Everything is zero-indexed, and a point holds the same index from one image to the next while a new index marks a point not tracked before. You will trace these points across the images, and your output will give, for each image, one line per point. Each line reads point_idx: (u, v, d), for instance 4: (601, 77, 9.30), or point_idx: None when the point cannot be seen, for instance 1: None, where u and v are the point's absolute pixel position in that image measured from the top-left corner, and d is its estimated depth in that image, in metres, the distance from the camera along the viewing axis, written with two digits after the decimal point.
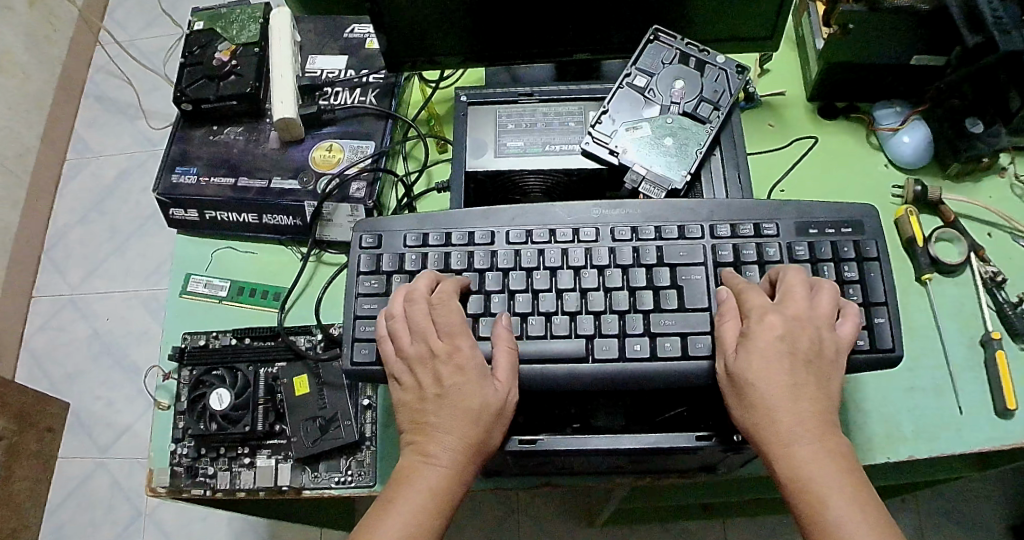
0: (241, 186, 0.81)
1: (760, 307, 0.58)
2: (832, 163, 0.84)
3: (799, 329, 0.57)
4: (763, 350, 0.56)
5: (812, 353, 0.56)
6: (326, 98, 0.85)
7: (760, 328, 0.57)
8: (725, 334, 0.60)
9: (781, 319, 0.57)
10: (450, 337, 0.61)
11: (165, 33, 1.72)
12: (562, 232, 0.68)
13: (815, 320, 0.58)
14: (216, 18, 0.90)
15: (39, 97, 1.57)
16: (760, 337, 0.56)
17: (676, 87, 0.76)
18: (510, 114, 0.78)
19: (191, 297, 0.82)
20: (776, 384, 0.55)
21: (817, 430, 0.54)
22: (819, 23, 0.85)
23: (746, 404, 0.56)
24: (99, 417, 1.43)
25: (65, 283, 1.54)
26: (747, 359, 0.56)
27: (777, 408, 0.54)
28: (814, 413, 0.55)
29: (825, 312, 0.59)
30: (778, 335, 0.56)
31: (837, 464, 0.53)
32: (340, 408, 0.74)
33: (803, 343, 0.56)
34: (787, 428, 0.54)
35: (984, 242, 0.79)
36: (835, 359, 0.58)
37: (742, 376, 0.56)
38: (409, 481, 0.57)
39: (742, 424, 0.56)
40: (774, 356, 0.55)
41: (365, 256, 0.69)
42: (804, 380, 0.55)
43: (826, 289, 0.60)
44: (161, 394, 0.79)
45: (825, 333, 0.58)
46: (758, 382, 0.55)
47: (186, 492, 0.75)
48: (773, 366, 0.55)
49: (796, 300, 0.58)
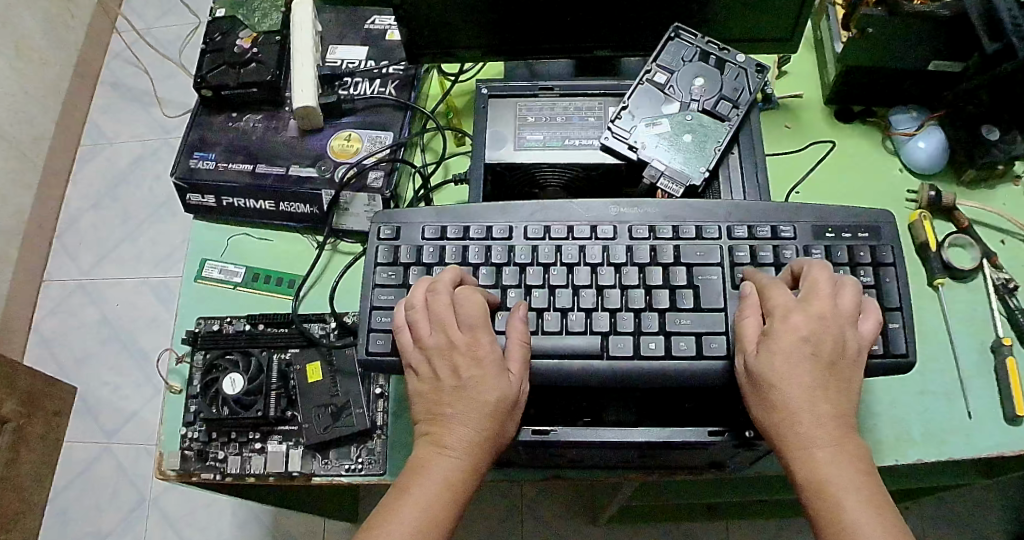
0: (259, 172, 0.82)
1: (782, 306, 0.58)
2: (847, 167, 0.84)
3: (824, 329, 0.57)
4: (785, 349, 0.56)
5: (834, 355, 0.56)
6: (346, 88, 0.86)
7: (783, 327, 0.57)
8: (747, 333, 0.59)
9: (806, 318, 0.57)
10: (482, 322, 0.61)
11: (181, 21, 1.73)
12: (580, 229, 0.68)
13: (839, 318, 0.58)
14: (238, 6, 0.92)
15: (56, 81, 1.57)
16: (783, 337, 0.56)
17: (697, 85, 0.76)
18: (530, 107, 0.78)
19: (206, 282, 0.83)
20: (797, 385, 0.55)
21: (836, 432, 0.54)
22: (838, 27, 0.86)
23: (766, 405, 0.56)
24: (107, 403, 1.44)
25: (76, 268, 1.54)
26: (770, 359, 0.56)
27: (797, 409, 0.55)
28: (833, 414, 0.55)
29: (848, 310, 0.58)
30: (800, 337, 0.56)
31: (855, 465, 0.53)
32: (351, 396, 0.75)
33: (827, 346, 0.56)
34: (806, 430, 0.54)
35: (997, 248, 0.80)
36: (856, 358, 0.58)
37: (764, 375, 0.56)
38: (437, 467, 0.57)
39: (761, 424, 0.57)
40: (796, 356, 0.56)
41: (383, 248, 0.69)
42: (824, 381, 0.56)
43: (850, 285, 0.59)
44: (173, 377, 0.79)
45: (848, 332, 0.58)
46: (780, 382, 0.55)
47: (195, 476, 0.75)
48: (796, 367, 0.55)
49: (821, 298, 0.58)
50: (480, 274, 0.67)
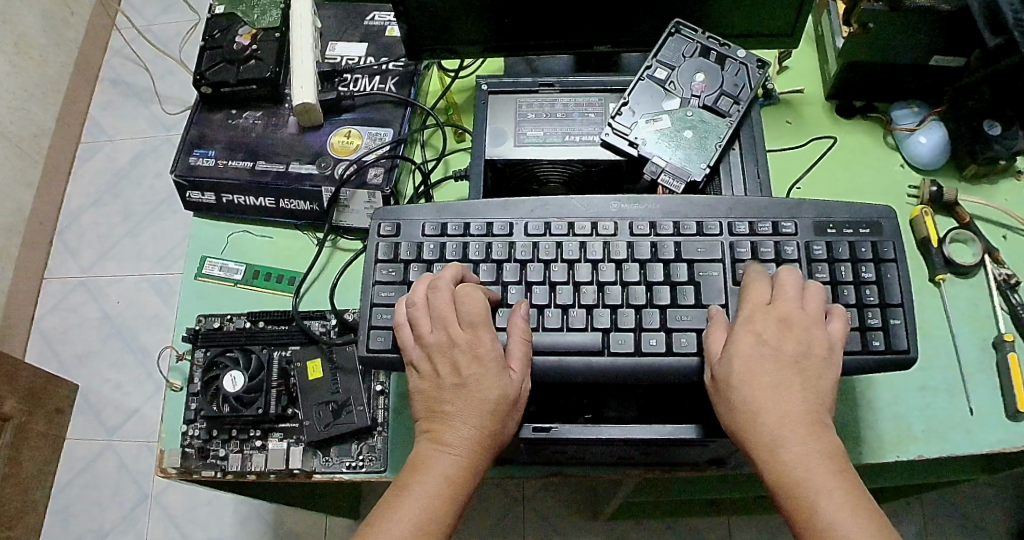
0: (258, 169, 0.82)
1: (747, 314, 0.60)
2: (849, 163, 0.84)
3: (785, 334, 0.58)
4: (743, 354, 0.57)
5: (798, 357, 0.57)
6: (346, 85, 0.86)
7: (742, 333, 0.58)
8: (713, 344, 0.60)
9: (765, 324, 0.58)
10: (462, 322, 0.62)
11: (182, 18, 1.72)
12: (580, 225, 0.68)
13: (803, 321, 0.58)
14: (236, 3, 0.90)
15: (56, 78, 1.57)
16: (742, 343, 0.58)
17: (697, 81, 0.75)
18: (531, 104, 0.78)
19: (207, 279, 0.83)
20: (759, 386, 0.56)
21: (806, 431, 0.54)
22: (839, 22, 0.85)
23: (732, 409, 0.56)
24: (107, 400, 1.44)
25: (77, 265, 1.54)
26: (730, 363, 0.57)
27: (761, 409, 0.55)
28: (801, 414, 0.55)
29: (814, 313, 0.59)
30: (758, 341, 0.58)
31: (827, 462, 0.53)
32: (352, 393, 0.75)
33: (788, 349, 0.57)
34: (771, 430, 0.54)
35: (999, 244, 0.80)
36: (828, 357, 0.58)
37: (724, 380, 0.57)
38: (414, 468, 0.58)
39: (729, 428, 0.57)
40: (756, 359, 0.57)
41: (383, 244, 0.69)
42: (789, 382, 0.56)
43: (816, 290, 0.61)
44: (174, 375, 0.79)
45: (814, 333, 0.58)
46: (741, 385, 0.56)
47: (196, 473, 0.75)
48: (756, 370, 0.56)
49: (785, 302, 0.59)
50: (480, 271, 0.67)
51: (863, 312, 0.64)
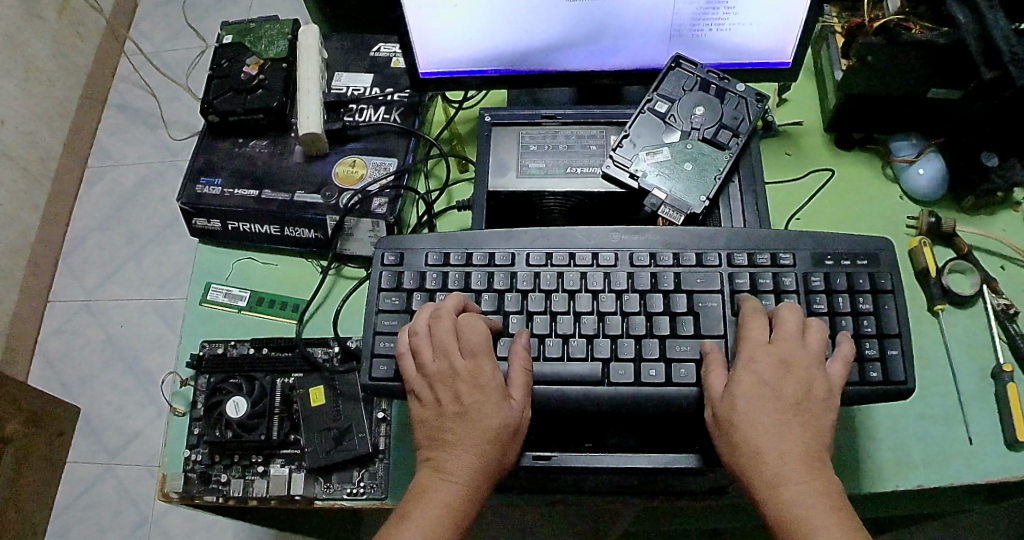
0: (264, 198, 0.83)
1: (748, 351, 0.60)
2: (849, 195, 0.85)
3: (787, 372, 0.58)
4: (746, 391, 0.58)
5: (799, 395, 0.58)
6: (351, 115, 0.87)
7: (744, 370, 0.59)
8: (713, 380, 0.61)
9: (767, 362, 0.59)
10: (465, 356, 0.62)
11: (188, 45, 1.75)
12: (581, 255, 0.69)
13: (804, 361, 0.59)
14: (245, 33, 0.92)
15: (64, 103, 1.59)
16: (744, 380, 0.58)
17: (697, 114, 0.76)
18: (534, 135, 0.79)
19: (211, 305, 0.84)
20: (762, 425, 0.56)
21: (806, 469, 0.54)
22: (839, 54, 0.87)
23: (733, 444, 0.57)
24: (109, 422, 1.44)
25: (82, 288, 1.55)
26: (732, 401, 0.58)
27: (763, 446, 0.55)
28: (802, 452, 0.55)
29: (815, 352, 0.60)
30: (761, 381, 0.58)
31: (828, 501, 0.53)
32: (354, 420, 0.75)
33: (790, 387, 0.58)
34: (772, 466, 0.55)
35: (997, 274, 0.80)
36: (827, 397, 0.59)
37: (726, 416, 0.58)
38: (415, 499, 0.58)
39: (732, 466, 0.57)
40: (757, 397, 0.57)
41: (387, 274, 0.70)
42: (790, 420, 0.57)
43: (817, 328, 0.61)
44: (178, 400, 0.80)
45: (814, 373, 0.59)
46: (743, 422, 0.57)
47: (198, 498, 0.75)
48: (759, 409, 0.57)
49: (787, 340, 0.60)
50: (482, 300, 0.68)
51: (861, 343, 0.64)
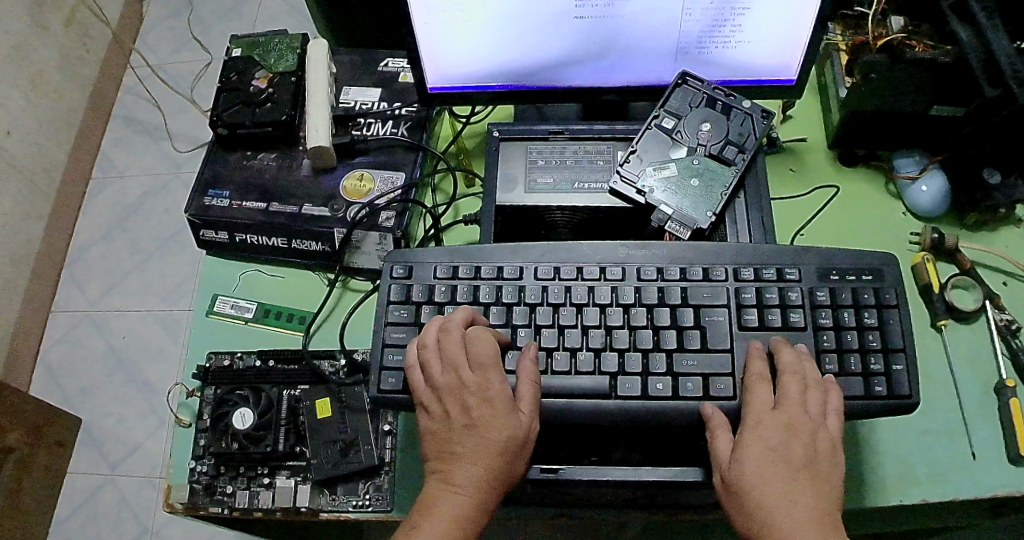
0: (272, 210, 0.83)
1: (754, 415, 0.60)
2: (853, 211, 0.86)
3: (794, 435, 0.58)
4: (755, 457, 0.57)
5: (806, 460, 0.58)
6: (359, 129, 0.88)
7: (752, 435, 0.59)
8: (719, 447, 0.60)
9: (774, 428, 0.59)
10: (474, 369, 0.63)
11: (194, 58, 1.76)
12: (589, 270, 0.70)
13: (810, 424, 0.59)
14: (255, 46, 0.93)
15: (70, 114, 1.59)
16: (752, 444, 0.58)
17: (704, 130, 0.77)
18: (541, 150, 0.80)
19: (217, 317, 0.84)
20: (774, 490, 0.56)
21: (822, 532, 0.54)
22: (842, 72, 0.88)
23: (747, 510, 0.56)
24: (110, 433, 1.44)
25: (84, 298, 1.55)
26: (743, 471, 0.57)
27: (778, 511, 0.55)
28: (814, 514, 0.55)
29: (818, 414, 0.60)
30: (769, 446, 0.58)
31: None
32: (360, 433, 0.75)
33: (797, 452, 0.58)
34: (788, 530, 0.54)
35: (1000, 289, 0.81)
36: (831, 457, 0.59)
37: (737, 483, 0.57)
38: (424, 513, 0.58)
39: (747, 532, 0.56)
40: (768, 466, 0.57)
41: (396, 286, 0.70)
42: (800, 485, 0.56)
43: (819, 390, 0.62)
44: (184, 411, 0.79)
45: (819, 434, 0.59)
46: (756, 488, 0.56)
47: (203, 509, 0.75)
48: (770, 474, 0.57)
49: (791, 402, 0.60)
50: (490, 313, 0.68)
51: (866, 357, 0.65)
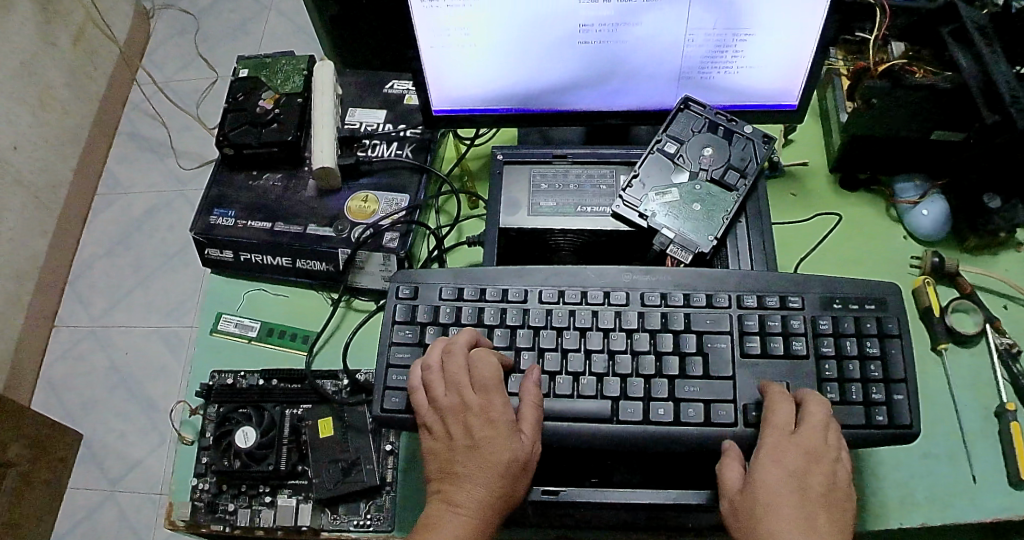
0: (277, 230, 0.84)
1: (774, 440, 0.60)
2: (853, 234, 0.86)
3: (813, 465, 0.59)
4: (773, 483, 0.57)
5: (822, 491, 0.58)
6: (364, 150, 0.89)
7: (771, 462, 0.59)
8: (730, 474, 0.60)
9: (795, 456, 0.59)
10: (477, 391, 0.63)
11: (200, 76, 1.78)
12: (593, 294, 0.70)
13: (829, 455, 0.60)
14: (262, 68, 0.94)
15: (76, 130, 1.60)
16: (771, 471, 0.58)
17: (706, 155, 0.78)
18: (544, 174, 0.81)
19: (221, 335, 0.85)
20: (787, 519, 0.56)
21: None
22: (843, 98, 0.89)
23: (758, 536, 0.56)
24: (111, 449, 1.44)
25: (87, 314, 1.56)
26: (759, 497, 0.57)
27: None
28: None
29: (835, 447, 0.60)
30: (787, 474, 0.58)
31: None
32: (361, 453, 0.75)
33: (814, 483, 0.58)
34: None
35: (1000, 313, 0.81)
36: (846, 491, 0.60)
37: (751, 508, 0.57)
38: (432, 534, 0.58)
39: None
40: (784, 495, 0.57)
41: (401, 307, 0.71)
42: (815, 516, 0.57)
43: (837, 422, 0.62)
44: (185, 429, 0.80)
45: (836, 467, 0.60)
46: (770, 516, 0.56)
47: (204, 527, 0.75)
48: (786, 503, 0.57)
49: (813, 431, 0.60)
50: (494, 336, 0.69)
51: (867, 387, 0.65)
